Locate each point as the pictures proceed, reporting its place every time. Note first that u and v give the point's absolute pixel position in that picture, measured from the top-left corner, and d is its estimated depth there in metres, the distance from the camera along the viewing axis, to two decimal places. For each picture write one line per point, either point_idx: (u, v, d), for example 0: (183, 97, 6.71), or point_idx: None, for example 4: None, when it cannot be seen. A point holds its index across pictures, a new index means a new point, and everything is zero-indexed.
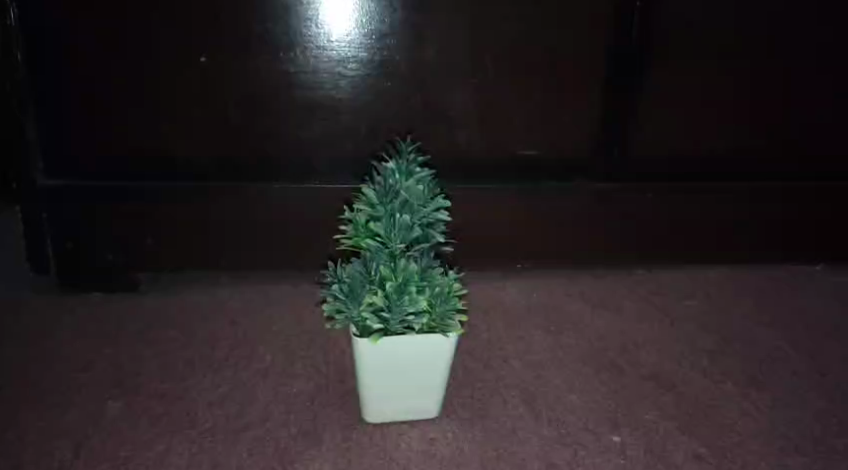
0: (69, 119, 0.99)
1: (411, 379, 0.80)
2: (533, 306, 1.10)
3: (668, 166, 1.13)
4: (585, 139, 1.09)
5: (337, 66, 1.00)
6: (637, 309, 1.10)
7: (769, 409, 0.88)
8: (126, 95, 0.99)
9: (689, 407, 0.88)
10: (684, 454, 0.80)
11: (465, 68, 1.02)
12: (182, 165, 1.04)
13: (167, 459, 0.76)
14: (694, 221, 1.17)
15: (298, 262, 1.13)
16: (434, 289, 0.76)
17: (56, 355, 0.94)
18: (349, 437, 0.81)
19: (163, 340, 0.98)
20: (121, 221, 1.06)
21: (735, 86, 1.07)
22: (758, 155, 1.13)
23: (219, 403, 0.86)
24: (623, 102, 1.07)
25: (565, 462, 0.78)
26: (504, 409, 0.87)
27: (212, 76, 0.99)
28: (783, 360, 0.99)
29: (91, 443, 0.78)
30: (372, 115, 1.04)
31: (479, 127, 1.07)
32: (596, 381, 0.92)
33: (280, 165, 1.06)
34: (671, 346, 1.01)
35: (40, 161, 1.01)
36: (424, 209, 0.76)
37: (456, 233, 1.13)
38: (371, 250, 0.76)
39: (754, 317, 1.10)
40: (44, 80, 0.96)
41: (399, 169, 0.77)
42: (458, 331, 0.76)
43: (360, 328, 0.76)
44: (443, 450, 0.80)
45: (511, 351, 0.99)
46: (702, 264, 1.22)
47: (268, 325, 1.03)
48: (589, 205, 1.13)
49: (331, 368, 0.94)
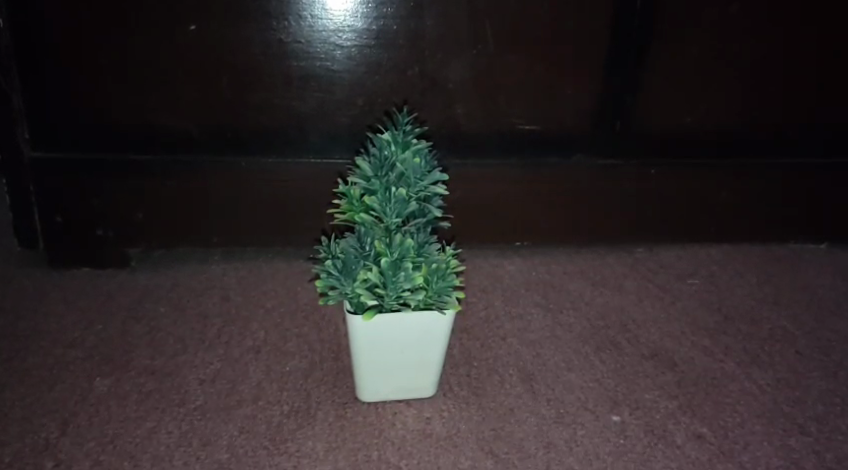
0: (56, 92, 0.96)
1: (409, 358, 0.78)
2: (532, 284, 1.08)
3: (671, 142, 1.10)
4: (586, 114, 1.07)
5: (333, 36, 0.96)
6: (637, 287, 1.08)
7: (772, 389, 0.87)
8: (114, 66, 0.95)
9: (691, 386, 0.87)
10: (684, 434, 0.78)
11: (464, 39, 0.98)
12: (173, 138, 1.01)
13: (156, 437, 0.75)
14: (696, 198, 1.15)
15: (292, 238, 1.10)
16: (431, 265, 0.74)
17: (44, 331, 0.92)
18: (343, 416, 0.80)
19: (152, 316, 0.96)
20: (111, 194, 1.03)
21: (744, 59, 1.04)
22: (765, 131, 1.11)
23: (210, 380, 0.84)
24: (625, 75, 1.04)
25: (564, 442, 0.77)
26: (502, 388, 0.85)
27: (203, 46, 0.95)
28: (786, 340, 0.97)
29: (78, 420, 0.77)
30: (368, 87, 1.01)
31: (479, 100, 1.03)
32: (595, 359, 0.91)
33: (272, 138, 1.03)
34: (671, 324, 0.99)
35: (27, 133, 0.98)
36: (421, 182, 0.74)
37: (454, 209, 1.10)
38: (366, 224, 0.74)
39: (757, 296, 1.08)
40: (29, 51, 0.92)
41: (395, 140, 0.74)
42: (455, 308, 0.74)
43: (354, 304, 0.74)
44: (439, 429, 0.78)
45: (510, 329, 0.97)
46: (704, 242, 1.20)
47: (261, 301, 1.01)
48: (589, 182, 1.11)
49: (325, 346, 0.92)
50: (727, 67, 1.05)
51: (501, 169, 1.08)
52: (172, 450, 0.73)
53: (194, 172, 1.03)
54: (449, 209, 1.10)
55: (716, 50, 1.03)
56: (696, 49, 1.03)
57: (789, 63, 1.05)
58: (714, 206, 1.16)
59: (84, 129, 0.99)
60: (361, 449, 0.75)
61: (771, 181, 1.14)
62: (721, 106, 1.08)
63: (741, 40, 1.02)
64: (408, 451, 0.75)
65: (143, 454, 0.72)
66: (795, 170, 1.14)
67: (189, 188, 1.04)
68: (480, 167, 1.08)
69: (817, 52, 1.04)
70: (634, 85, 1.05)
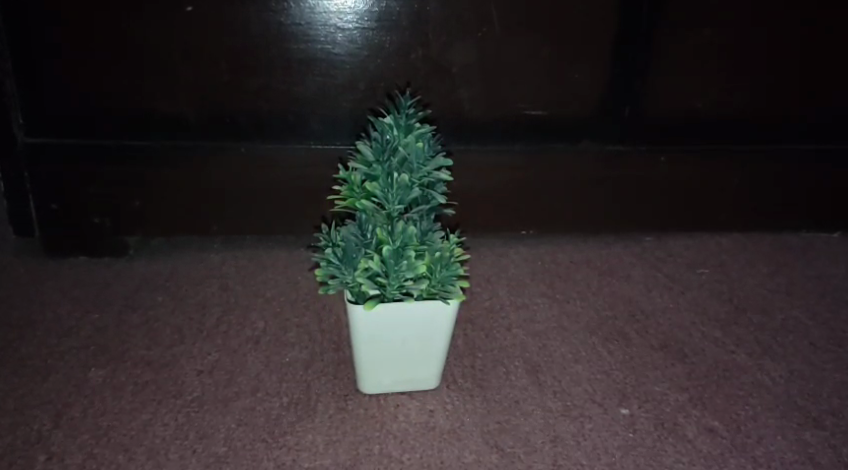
0: (50, 75, 0.93)
1: (410, 350, 0.76)
2: (537, 273, 1.05)
3: (681, 127, 1.07)
4: (594, 99, 1.04)
5: (334, 18, 0.93)
6: (645, 277, 1.05)
7: (785, 381, 0.84)
8: (108, 48, 0.93)
9: (701, 378, 0.84)
10: (696, 428, 0.76)
11: (469, 21, 0.95)
12: (170, 123, 0.99)
13: (151, 430, 0.73)
14: (705, 185, 1.12)
15: (293, 226, 1.08)
16: (434, 253, 0.71)
17: (38, 320, 0.90)
18: (344, 408, 0.77)
19: (149, 305, 0.94)
20: (107, 181, 1.01)
21: (758, 42, 1.01)
22: (778, 117, 1.07)
23: (208, 371, 0.82)
24: (635, 59, 1.01)
25: (571, 435, 0.74)
26: (507, 380, 0.83)
27: (199, 27, 0.92)
28: (799, 331, 0.95)
29: (71, 412, 0.75)
30: (370, 71, 0.98)
31: (483, 85, 1.01)
32: (603, 351, 0.88)
33: (272, 124, 1.01)
34: (681, 315, 0.97)
35: (21, 118, 0.96)
36: (424, 168, 0.71)
37: (457, 196, 1.08)
38: (367, 211, 0.72)
39: (769, 286, 1.05)
40: (22, 33, 0.90)
41: (397, 123, 0.71)
42: (459, 298, 0.72)
43: (355, 294, 0.72)
44: (442, 423, 0.76)
45: (515, 319, 0.94)
46: (714, 230, 1.17)
47: (261, 291, 0.99)
48: (596, 169, 1.08)
49: (326, 336, 0.90)
50: (741, 51, 1.01)
51: (506, 156, 1.06)
52: (168, 443, 0.71)
53: (191, 158, 1.01)
54: (452, 196, 1.08)
55: (730, 33, 1.00)
56: (709, 31, 0.99)
57: (806, 47, 1.02)
58: (725, 193, 1.13)
59: (78, 114, 0.97)
60: (362, 443, 0.73)
61: (783, 169, 1.11)
62: (733, 91, 1.05)
63: (756, 23, 0.99)
64: (410, 445, 0.73)
65: (138, 447, 0.70)
66: (809, 157, 1.11)
67: (187, 176, 1.02)
68: (484, 154, 1.05)
69: (836, 35, 1.01)
70: (644, 69, 1.02)
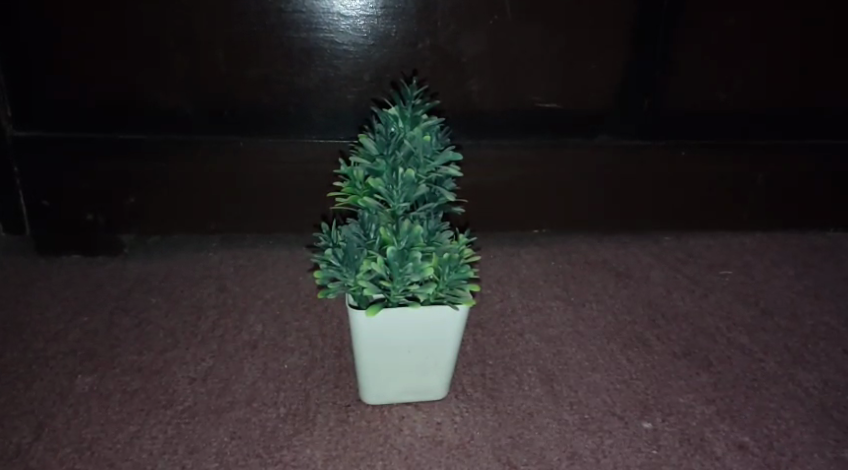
0: (38, 65, 0.88)
1: (415, 358, 0.71)
2: (551, 274, 1.00)
3: (704, 121, 1.01)
4: (612, 89, 0.98)
5: (336, 6, 0.88)
6: (665, 278, 1.00)
7: (820, 392, 0.79)
8: (98, 36, 0.87)
9: (729, 389, 0.79)
10: (724, 443, 0.71)
11: (480, 8, 0.90)
12: (166, 114, 0.94)
13: (138, 444, 0.68)
14: (728, 182, 1.06)
15: (294, 224, 1.03)
16: (442, 255, 0.66)
17: (25, 323, 0.86)
18: (345, 420, 0.72)
19: (142, 307, 0.90)
20: (100, 175, 0.96)
21: (788, 30, 0.94)
22: (806, 111, 1.01)
23: (201, 379, 0.77)
24: (655, 48, 0.95)
25: (590, 452, 0.69)
26: (520, 390, 0.77)
27: (194, 14, 0.87)
28: (832, 338, 0.89)
29: (55, 423, 0.70)
30: (376, 61, 0.93)
31: (495, 75, 0.95)
32: (621, 358, 0.83)
33: (271, 117, 0.95)
34: (705, 320, 0.91)
35: (9, 111, 0.91)
36: (431, 163, 0.66)
37: (467, 192, 1.02)
38: (370, 209, 0.67)
39: (797, 289, 0.99)
40: (6, 20, 0.85)
41: (402, 115, 0.66)
42: (468, 303, 0.66)
43: (356, 298, 0.67)
44: (449, 435, 0.71)
45: (527, 323, 0.89)
46: (737, 229, 1.12)
47: (260, 292, 0.94)
48: (614, 165, 1.03)
49: (327, 340, 0.85)
50: (768, 40, 0.95)
51: (518, 151, 1.00)
52: (155, 457, 0.67)
53: (188, 152, 0.96)
54: (462, 193, 1.02)
55: (757, 21, 0.94)
56: (735, 19, 0.93)
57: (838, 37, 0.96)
58: (749, 191, 1.07)
59: (69, 105, 0.92)
60: (365, 458, 0.68)
61: (810, 165, 1.05)
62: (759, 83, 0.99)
63: (786, 10, 0.93)
64: (416, 461, 0.68)
65: (124, 463, 0.66)
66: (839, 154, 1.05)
67: (184, 171, 0.97)
68: (496, 148, 1.00)
69: None
70: (665, 59, 0.96)
